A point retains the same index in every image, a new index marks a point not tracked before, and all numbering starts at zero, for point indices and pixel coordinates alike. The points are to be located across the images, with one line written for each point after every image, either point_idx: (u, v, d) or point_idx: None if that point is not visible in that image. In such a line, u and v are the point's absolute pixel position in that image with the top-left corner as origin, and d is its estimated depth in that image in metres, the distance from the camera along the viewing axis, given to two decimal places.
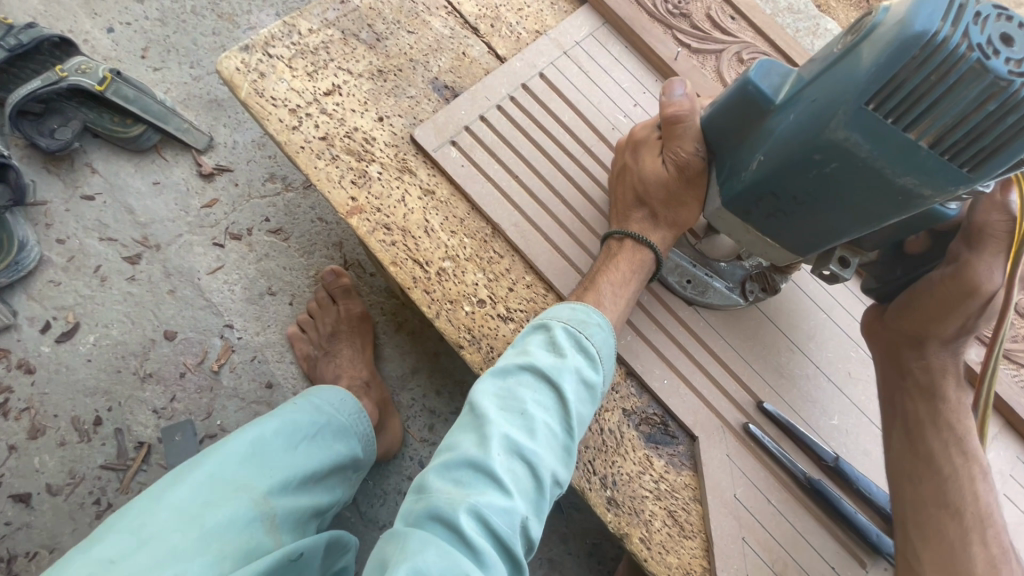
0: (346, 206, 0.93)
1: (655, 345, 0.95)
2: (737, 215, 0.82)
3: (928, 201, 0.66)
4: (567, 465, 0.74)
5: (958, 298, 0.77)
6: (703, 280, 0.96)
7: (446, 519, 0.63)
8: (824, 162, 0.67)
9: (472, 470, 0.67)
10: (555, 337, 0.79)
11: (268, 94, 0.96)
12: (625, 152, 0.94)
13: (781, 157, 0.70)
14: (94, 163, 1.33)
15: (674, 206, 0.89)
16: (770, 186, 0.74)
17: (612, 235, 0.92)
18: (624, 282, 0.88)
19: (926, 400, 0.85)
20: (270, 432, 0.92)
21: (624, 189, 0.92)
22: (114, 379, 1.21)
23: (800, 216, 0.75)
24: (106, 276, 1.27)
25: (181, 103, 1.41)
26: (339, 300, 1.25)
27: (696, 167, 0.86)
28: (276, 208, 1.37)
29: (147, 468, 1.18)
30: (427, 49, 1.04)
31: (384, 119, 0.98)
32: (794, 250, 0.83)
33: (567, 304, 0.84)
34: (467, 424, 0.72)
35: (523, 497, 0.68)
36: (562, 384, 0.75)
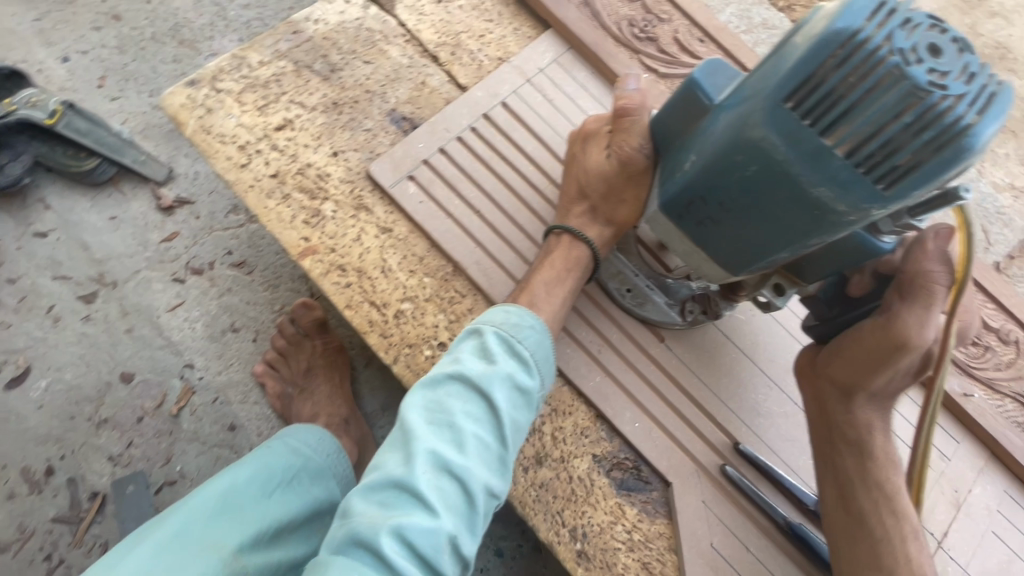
0: (298, 248, 0.90)
1: (625, 386, 0.91)
2: (669, 220, 0.77)
3: (849, 221, 0.61)
4: (502, 475, 0.73)
5: (886, 348, 0.74)
6: (643, 291, 0.94)
7: (366, 543, 0.63)
8: (744, 164, 0.63)
9: (397, 490, 0.67)
10: (485, 343, 0.77)
11: (216, 130, 0.93)
12: (576, 141, 0.92)
13: (707, 157, 0.67)
14: (48, 198, 1.29)
15: (613, 201, 0.87)
16: (701, 189, 0.70)
17: (553, 229, 0.90)
18: (557, 281, 0.86)
19: (855, 454, 0.80)
20: (243, 480, 0.85)
21: (569, 179, 0.91)
22: (67, 426, 1.16)
23: (730, 224, 0.71)
24: (59, 316, 1.22)
25: (140, 133, 1.36)
26: (312, 335, 1.20)
27: (639, 164, 0.81)
28: (239, 240, 1.32)
29: (102, 520, 1.12)
30: (384, 79, 1.01)
31: (339, 154, 0.95)
32: (724, 266, 0.78)
33: (502, 306, 0.81)
34: (396, 441, 0.72)
35: (451, 514, 0.67)
36: (491, 393, 0.73)
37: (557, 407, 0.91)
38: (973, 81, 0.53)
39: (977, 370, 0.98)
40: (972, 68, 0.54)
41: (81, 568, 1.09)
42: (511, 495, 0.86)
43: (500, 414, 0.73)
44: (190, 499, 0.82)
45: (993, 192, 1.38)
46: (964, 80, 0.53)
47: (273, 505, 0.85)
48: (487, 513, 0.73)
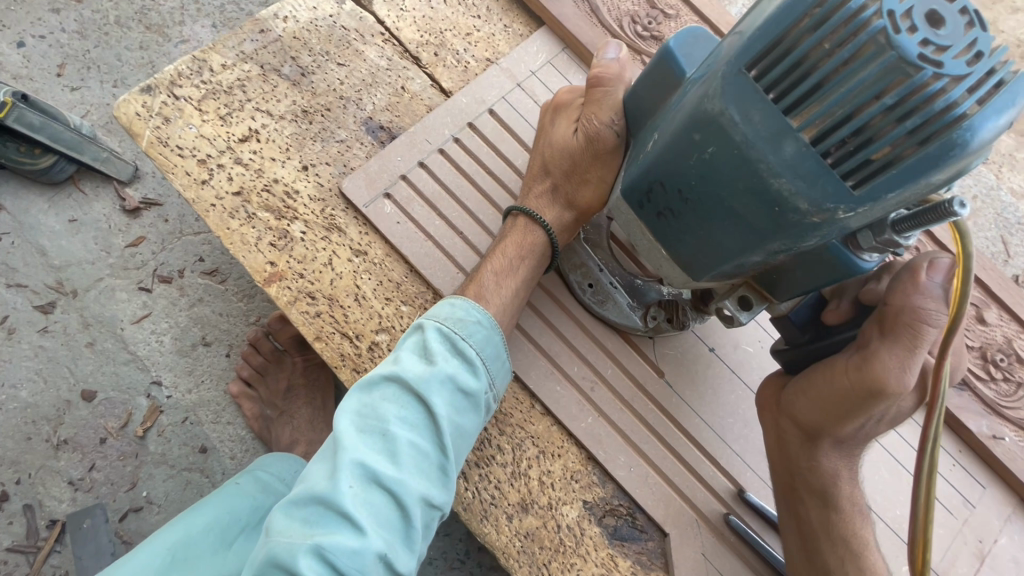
0: (264, 273, 0.82)
1: (619, 427, 0.84)
2: (629, 209, 0.68)
3: (813, 222, 0.52)
4: (441, 483, 0.69)
5: (857, 395, 0.67)
6: (606, 288, 0.86)
7: (285, 564, 0.60)
8: (703, 145, 0.55)
9: (322, 506, 0.63)
10: (426, 343, 0.72)
11: (173, 142, 0.84)
12: (547, 114, 0.84)
13: (667, 136, 0.59)
14: (1, 199, 1.19)
15: (577, 180, 0.80)
16: (656, 173, 0.61)
17: (511, 210, 0.84)
18: (508, 270, 0.79)
19: (820, 504, 0.76)
20: (198, 530, 0.80)
21: (535, 155, 0.84)
22: (24, 447, 1.10)
23: (687, 222, 0.62)
24: (13, 329, 1.14)
25: (103, 127, 1.26)
26: (292, 351, 1.13)
27: (607, 141, 0.74)
28: (211, 246, 1.23)
29: (61, 550, 1.06)
30: (360, 84, 0.93)
31: (309, 168, 0.87)
32: (684, 270, 0.68)
33: (447, 300, 0.76)
34: (327, 450, 0.68)
35: (381, 529, 0.63)
36: (428, 397, 0.68)
37: (545, 448, 0.83)
38: (977, 62, 0.45)
39: (1007, 409, 0.91)
40: (980, 46, 0.45)
41: None
42: (495, 546, 0.79)
43: (437, 420, 0.68)
44: (137, 555, 0.76)
45: (1015, 202, 1.30)
46: (966, 57, 0.44)
47: (229, 559, 0.77)
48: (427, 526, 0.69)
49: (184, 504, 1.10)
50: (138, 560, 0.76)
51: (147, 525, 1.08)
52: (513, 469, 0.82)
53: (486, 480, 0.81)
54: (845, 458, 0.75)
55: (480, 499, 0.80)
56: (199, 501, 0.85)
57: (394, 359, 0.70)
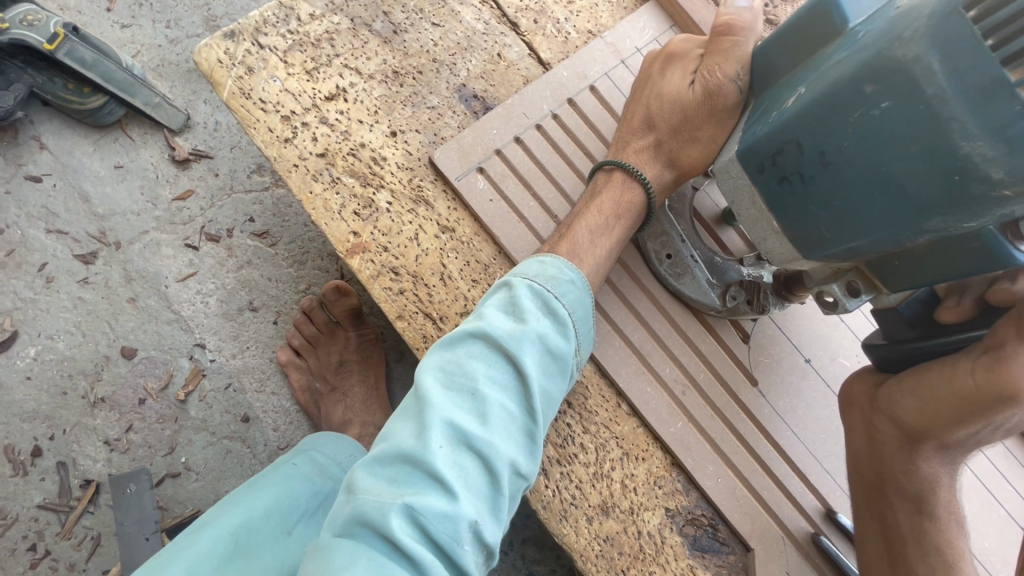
0: (346, 243, 0.76)
1: (709, 435, 0.77)
2: (744, 172, 0.61)
3: (1000, 198, 0.44)
4: (530, 452, 0.59)
5: (981, 400, 0.59)
6: (685, 261, 0.78)
7: (375, 525, 0.51)
8: (875, 98, 0.48)
9: (408, 466, 0.53)
10: (516, 298, 0.63)
11: (256, 95, 0.77)
12: (656, 63, 0.77)
13: (824, 89, 0.51)
14: (43, 137, 1.12)
15: (683, 137, 0.73)
16: (794, 130, 0.54)
17: (604, 164, 0.76)
18: (604, 228, 0.73)
19: (911, 511, 0.67)
20: (258, 514, 0.71)
21: (635, 106, 0.77)
22: (58, 402, 1.04)
23: (820, 185, 0.54)
24: (52, 277, 1.08)
25: (153, 70, 1.18)
26: (346, 324, 1.07)
27: (728, 96, 0.67)
28: (262, 206, 1.16)
29: (94, 511, 1.02)
30: (454, 47, 0.84)
31: (397, 135, 0.80)
32: (793, 244, 0.61)
33: (536, 257, 0.68)
34: (408, 408, 0.59)
35: (473, 496, 0.54)
36: (520, 355, 0.59)
37: (629, 451, 0.77)
38: None
39: None
40: None
41: (69, 563, 1.00)
42: (571, 548, 0.73)
43: (530, 381, 0.60)
44: (193, 543, 0.67)
45: None
46: None
47: (291, 549, 0.71)
48: (512, 497, 0.60)
49: (222, 474, 1.06)
50: (197, 544, 0.67)
51: (184, 493, 1.04)
52: (595, 470, 0.76)
53: (566, 478, 0.75)
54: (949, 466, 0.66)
55: (561, 498, 0.74)
56: (253, 479, 0.77)
57: (480, 314, 0.62)
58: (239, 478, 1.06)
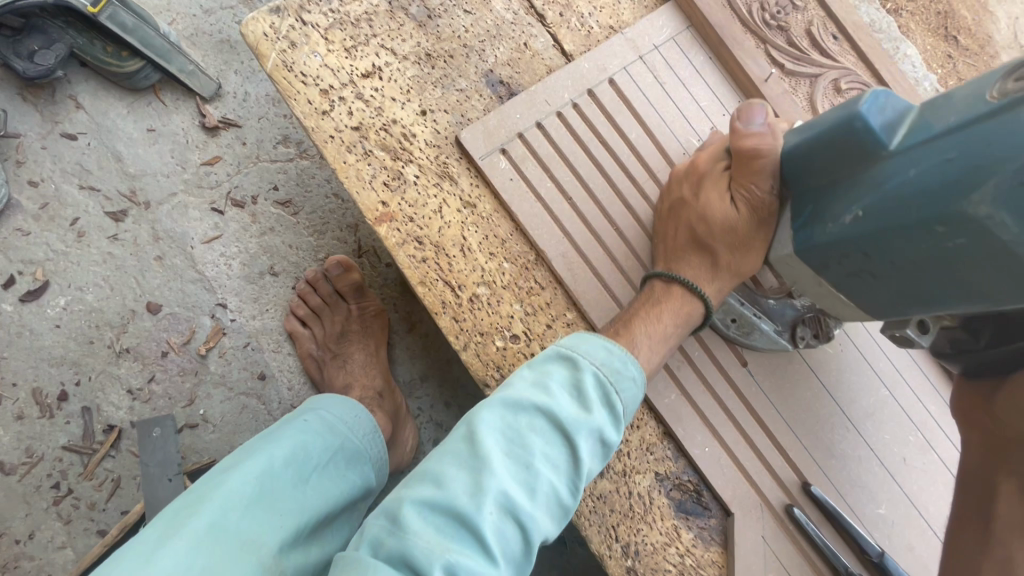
0: (375, 211, 0.81)
1: (700, 409, 0.84)
2: (813, 268, 0.70)
3: None
4: (559, 525, 0.65)
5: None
6: (750, 321, 0.84)
7: (417, 566, 0.56)
8: (949, 236, 0.54)
9: (458, 520, 0.59)
10: (582, 381, 0.68)
11: (298, 68, 0.82)
12: (686, 186, 0.81)
13: (886, 216, 0.58)
14: (79, 97, 1.16)
15: (741, 251, 0.78)
16: (861, 243, 0.62)
17: (657, 276, 0.80)
18: (664, 335, 0.77)
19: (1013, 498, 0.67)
20: (279, 462, 0.76)
21: (677, 224, 0.81)
22: (85, 350, 1.10)
23: (886, 278, 0.63)
24: (83, 232, 1.13)
25: (187, 38, 1.22)
26: (349, 297, 1.12)
27: (773, 205, 0.74)
28: (286, 176, 1.21)
29: (116, 455, 1.08)
30: (484, 35, 0.90)
31: (427, 114, 0.85)
32: (866, 313, 0.70)
33: (601, 340, 0.72)
34: (460, 456, 0.63)
35: (504, 560, 0.60)
36: (578, 443, 0.65)
37: None
38: None
39: None
40: None
41: (91, 501, 1.06)
42: None
43: (580, 467, 0.65)
44: (223, 483, 0.72)
45: None
46: None
47: (309, 494, 0.77)
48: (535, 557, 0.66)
49: (238, 427, 1.12)
50: (226, 484, 0.72)
51: (202, 443, 1.10)
52: None
53: None
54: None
55: None
56: (269, 432, 0.81)
57: (548, 391, 0.66)
58: (254, 433, 1.12)
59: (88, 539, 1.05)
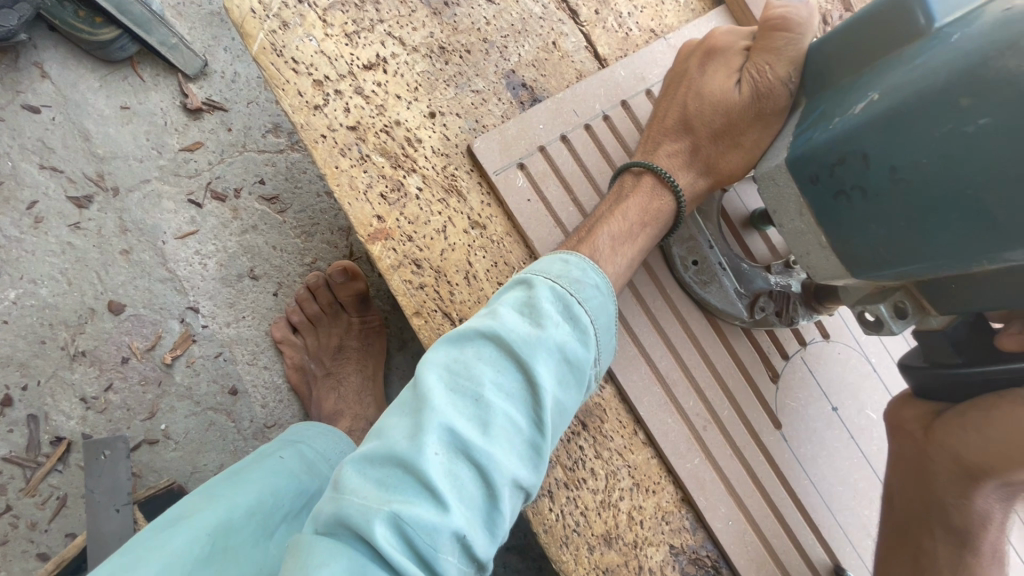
0: (368, 227, 0.70)
1: (726, 476, 0.74)
2: (794, 181, 0.55)
3: None
4: (533, 468, 0.54)
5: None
6: (713, 269, 0.73)
7: (357, 530, 0.47)
8: (969, 115, 0.41)
9: (399, 469, 0.49)
10: (536, 298, 0.57)
11: (288, 53, 0.71)
12: (693, 57, 0.70)
13: (903, 101, 0.44)
14: (45, 65, 1.04)
15: (725, 143, 0.67)
16: (865, 142, 0.47)
17: (630, 166, 0.70)
18: (628, 236, 0.66)
19: (953, 544, 0.62)
20: (240, 514, 0.65)
21: (669, 102, 0.70)
22: (35, 350, 0.98)
23: (886, 198, 0.48)
24: (41, 218, 1.01)
25: (172, 7, 1.10)
26: (350, 309, 1.02)
27: (779, 102, 0.61)
28: (274, 168, 1.09)
29: (63, 470, 0.97)
30: (508, 29, 0.78)
31: (436, 116, 0.74)
32: (840, 261, 0.55)
33: (558, 255, 0.62)
34: (403, 402, 0.53)
35: (466, 510, 0.49)
36: (535, 364, 0.54)
37: (640, 481, 0.73)
38: None
39: None
40: None
41: (31, 520, 0.95)
42: None
43: (541, 392, 0.53)
44: (168, 540, 0.60)
45: None
46: None
47: (272, 554, 0.65)
48: (512, 509, 0.55)
49: (203, 445, 1.01)
50: (174, 541, 0.60)
51: (161, 461, 0.99)
52: (603, 498, 0.72)
53: (572, 503, 0.71)
54: (1004, 500, 0.61)
55: (564, 524, 0.70)
56: (237, 471, 0.70)
57: (495, 313, 0.56)
58: (220, 453, 1.01)
59: (25, 563, 0.93)
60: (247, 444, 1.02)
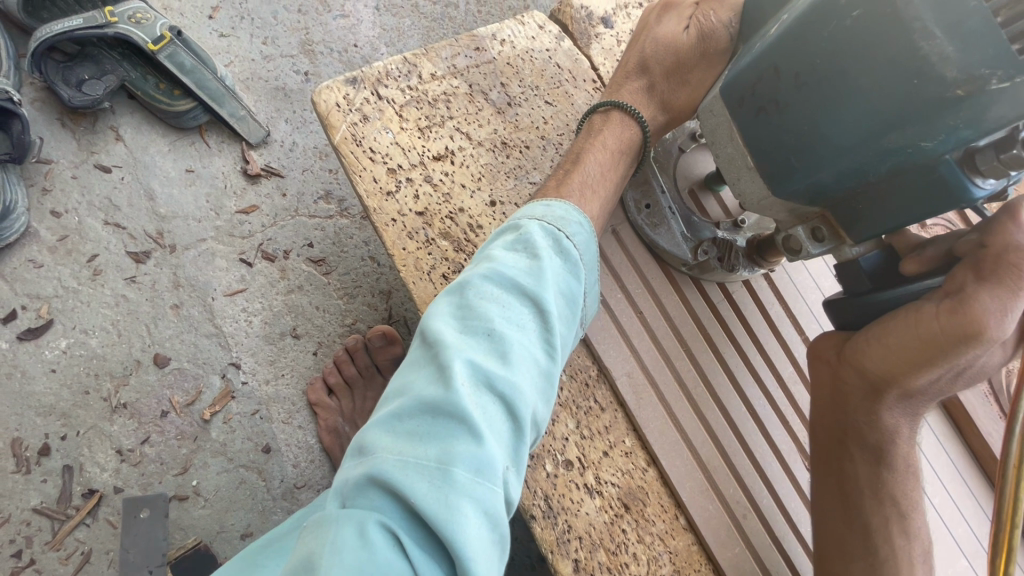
0: (430, 306, 0.74)
1: (763, 562, 0.74)
2: (725, 108, 0.60)
3: (954, 101, 0.45)
4: (548, 398, 0.57)
5: (945, 340, 0.60)
6: (662, 213, 0.78)
7: (396, 483, 0.46)
8: (846, 9, 0.47)
9: (428, 416, 0.50)
10: (529, 239, 0.61)
11: (367, 144, 0.78)
12: (654, 11, 0.77)
13: (804, 16, 0.50)
14: (120, 129, 1.11)
15: (675, 80, 0.73)
16: (774, 54, 0.53)
17: (599, 104, 0.76)
18: (611, 163, 0.73)
19: (869, 463, 0.69)
20: None
21: (631, 50, 0.77)
22: (78, 401, 1.00)
23: (793, 108, 0.53)
24: (100, 271, 1.05)
25: (242, 82, 1.19)
26: (386, 372, 1.06)
27: (720, 43, 0.68)
28: (323, 233, 1.15)
29: (91, 524, 0.96)
30: (565, 129, 0.85)
31: (496, 205, 0.80)
32: (764, 181, 0.59)
33: (540, 202, 0.66)
34: (417, 357, 0.54)
35: (499, 444, 0.51)
36: (538, 295, 0.57)
37: (681, 568, 0.74)
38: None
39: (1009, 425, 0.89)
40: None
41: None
42: None
43: (548, 319, 0.58)
44: None
45: None
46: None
47: None
48: (532, 443, 0.57)
49: (232, 505, 1.01)
50: None
51: (189, 519, 0.99)
52: None
53: None
54: None
55: None
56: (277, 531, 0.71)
57: (489, 255, 0.59)
58: (249, 513, 1.01)
59: None
60: (275, 504, 1.02)
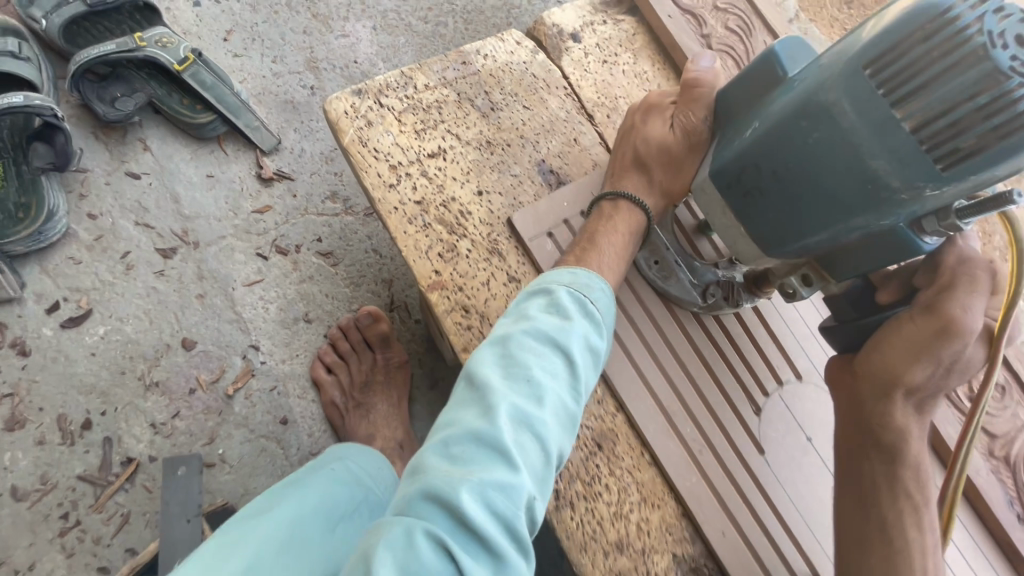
0: (428, 279, 0.88)
1: (718, 491, 0.87)
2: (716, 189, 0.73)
3: (900, 201, 0.58)
4: (569, 438, 0.68)
5: (933, 342, 0.71)
6: (671, 266, 0.92)
7: (445, 498, 0.55)
8: (809, 129, 0.61)
9: (475, 445, 0.59)
10: (560, 302, 0.73)
11: (371, 144, 0.91)
12: (638, 113, 0.91)
13: (776, 130, 0.64)
14: (147, 140, 1.24)
15: (671, 172, 0.87)
16: (754, 156, 0.67)
17: (603, 196, 0.89)
18: (623, 242, 0.85)
19: (886, 463, 0.78)
20: (308, 510, 0.79)
21: (624, 146, 0.91)
22: (115, 380, 1.12)
23: (772, 196, 0.67)
24: (132, 265, 1.18)
25: (255, 96, 1.33)
26: (375, 348, 1.18)
27: (704, 136, 0.83)
28: (330, 229, 1.29)
29: (129, 489, 1.08)
30: (541, 128, 0.99)
31: (483, 194, 0.93)
32: (757, 245, 0.73)
33: (568, 269, 0.78)
34: (467, 396, 0.65)
35: (530, 475, 0.60)
36: (567, 348, 0.69)
37: (647, 497, 0.86)
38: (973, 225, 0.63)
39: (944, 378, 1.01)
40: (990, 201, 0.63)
41: (96, 535, 1.05)
42: None
43: (574, 368, 0.69)
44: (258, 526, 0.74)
45: None
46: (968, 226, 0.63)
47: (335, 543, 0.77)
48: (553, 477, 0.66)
49: (254, 470, 1.13)
50: (261, 530, 0.74)
51: (216, 483, 1.11)
52: (616, 509, 0.85)
53: (590, 513, 0.84)
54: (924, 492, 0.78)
55: (584, 531, 0.82)
56: (300, 479, 0.84)
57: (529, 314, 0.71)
58: (270, 477, 1.13)
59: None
60: (292, 469, 1.14)
